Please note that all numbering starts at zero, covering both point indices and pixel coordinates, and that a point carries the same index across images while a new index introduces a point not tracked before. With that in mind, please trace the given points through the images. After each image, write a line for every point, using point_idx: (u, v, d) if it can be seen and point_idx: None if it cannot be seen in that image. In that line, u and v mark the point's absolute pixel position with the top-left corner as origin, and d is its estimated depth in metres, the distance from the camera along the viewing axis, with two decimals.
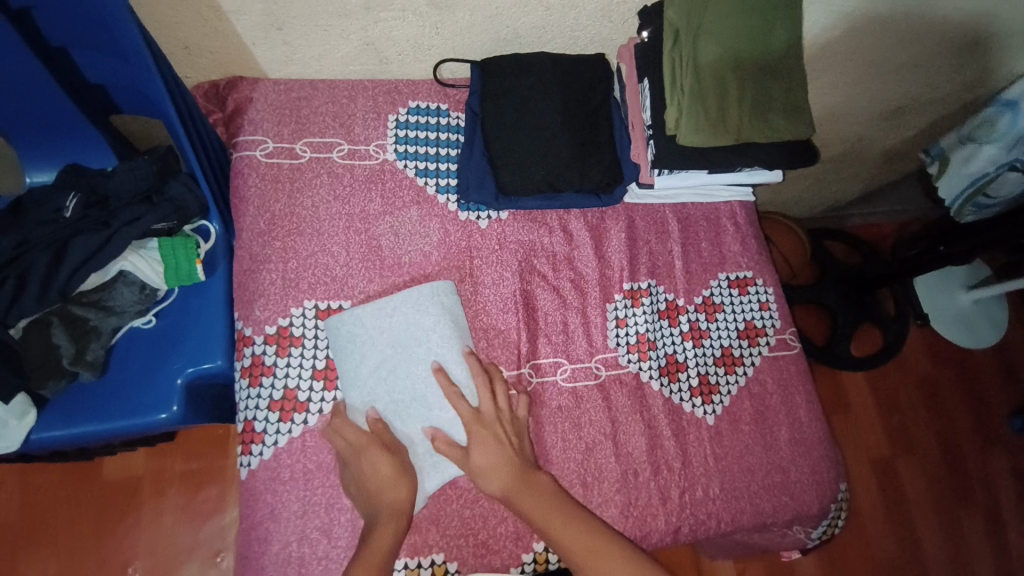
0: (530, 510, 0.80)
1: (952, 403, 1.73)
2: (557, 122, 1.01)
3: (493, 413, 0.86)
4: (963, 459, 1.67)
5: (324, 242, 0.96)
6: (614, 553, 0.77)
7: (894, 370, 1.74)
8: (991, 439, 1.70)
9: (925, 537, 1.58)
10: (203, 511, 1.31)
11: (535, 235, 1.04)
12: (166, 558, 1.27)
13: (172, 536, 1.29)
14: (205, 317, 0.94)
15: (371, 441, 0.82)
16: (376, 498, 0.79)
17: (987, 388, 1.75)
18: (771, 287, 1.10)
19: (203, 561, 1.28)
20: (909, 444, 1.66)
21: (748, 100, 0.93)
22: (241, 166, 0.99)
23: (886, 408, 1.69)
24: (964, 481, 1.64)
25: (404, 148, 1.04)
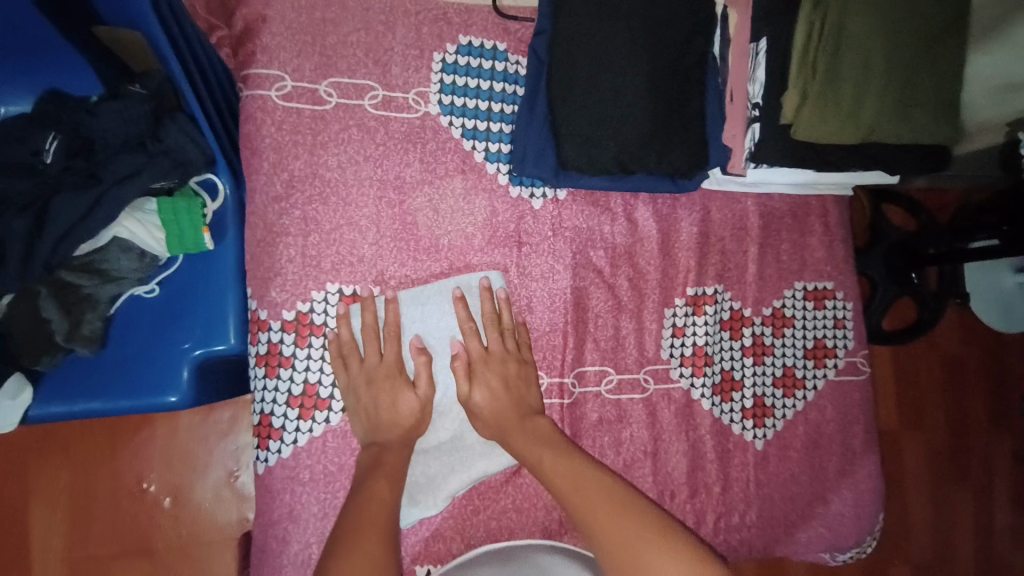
0: (526, 450, 0.76)
1: (971, 386, 1.58)
2: (640, 87, 0.82)
3: (502, 353, 0.81)
4: (967, 440, 1.56)
5: (351, 213, 0.82)
6: (601, 487, 0.70)
7: (924, 349, 1.57)
8: (1001, 421, 1.58)
9: (916, 518, 1.51)
10: (218, 432, 1.14)
11: (594, 221, 0.89)
12: (181, 473, 1.12)
13: (187, 451, 1.13)
14: (213, 287, 0.83)
15: (390, 371, 0.78)
16: (383, 429, 0.77)
17: (1012, 374, 1.60)
18: (851, 302, 0.98)
19: (218, 481, 1.13)
20: (917, 420, 1.54)
21: (892, 91, 0.78)
22: (252, 109, 0.80)
23: (903, 382, 1.55)
24: (964, 462, 1.55)
25: (451, 99, 0.86)
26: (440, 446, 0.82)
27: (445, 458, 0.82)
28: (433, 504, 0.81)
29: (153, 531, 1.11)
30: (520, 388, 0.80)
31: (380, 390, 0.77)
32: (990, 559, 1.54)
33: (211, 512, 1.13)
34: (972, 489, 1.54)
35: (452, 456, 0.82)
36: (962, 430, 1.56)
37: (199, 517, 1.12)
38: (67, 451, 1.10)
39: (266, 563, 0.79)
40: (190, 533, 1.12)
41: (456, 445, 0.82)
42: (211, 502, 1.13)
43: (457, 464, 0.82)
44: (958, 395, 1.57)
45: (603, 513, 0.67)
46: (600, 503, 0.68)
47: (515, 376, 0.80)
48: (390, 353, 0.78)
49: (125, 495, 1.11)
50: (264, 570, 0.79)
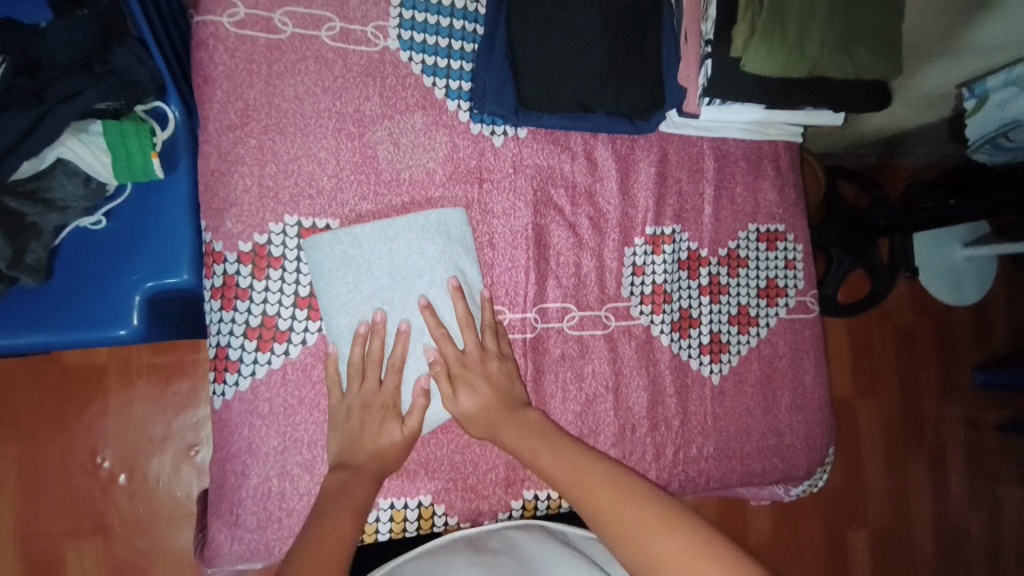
0: (520, 445, 0.76)
1: (921, 350, 1.66)
2: (598, 24, 0.84)
3: (479, 354, 0.80)
4: (919, 405, 1.64)
5: (309, 144, 0.81)
6: (559, 447, 0.75)
7: (875, 315, 1.64)
8: (950, 389, 1.67)
9: (870, 474, 1.59)
10: (176, 404, 1.10)
11: (554, 159, 0.91)
12: (137, 447, 1.09)
13: (143, 425, 1.09)
14: (165, 219, 0.81)
15: (386, 402, 0.78)
16: (361, 457, 0.75)
17: (959, 338, 1.69)
18: (800, 243, 1.02)
19: (176, 454, 1.10)
20: (872, 388, 1.61)
21: (835, 25, 0.80)
22: (204, 36, 0.79)
23: (859, 352, 1.62)
24: (916, 426, 1.63)
25: (410, 35, 0.85)
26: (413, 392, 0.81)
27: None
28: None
29: (108, 508, 1.07)
30: (504, 386, 0.80)
31: (362, 414, 0.76)
32: (937, 510, 1.62)
33: (168, 487, 1.09)
34: (925, 451, 1.63)
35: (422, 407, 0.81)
36: (915, 392, 1.64)
37: (156, 493, 1.09)
38: (14, 427, 1.06)
39: (225, 498, 0.78)
40: (147, 509, 1.08)
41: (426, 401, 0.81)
42: (168, 478, 1.09)
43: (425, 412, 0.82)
44: (910, 361, 1.65)
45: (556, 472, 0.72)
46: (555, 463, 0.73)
47: (497, 376, 0.80)
48: (390, 383, 0.78)
49: (78, 471, 1.06)
50: (223, 505, 0.77)
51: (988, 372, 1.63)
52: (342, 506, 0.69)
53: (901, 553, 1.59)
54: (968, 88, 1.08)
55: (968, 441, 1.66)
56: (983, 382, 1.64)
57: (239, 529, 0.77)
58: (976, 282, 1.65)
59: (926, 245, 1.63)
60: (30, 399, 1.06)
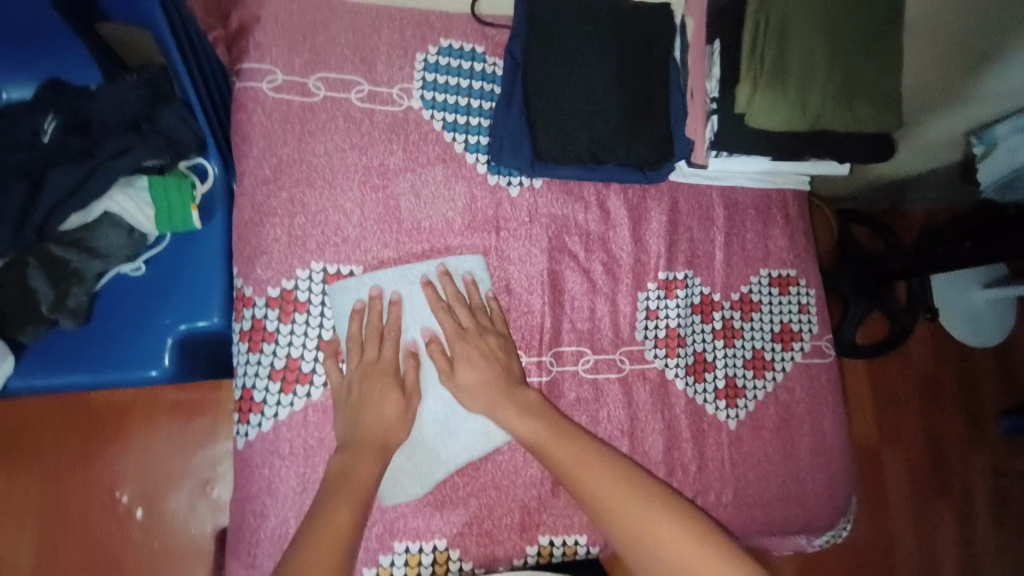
0: (567, 462, 0.75)
1: (945, 394, 1.62)
2: (608, 82, 0.90)
3: (477, 327, 0.83)
4: (945, 452, 1.59)
5: (336, 196, 0.86)
6: (603, 466, 0.74)
7: (897, 358, 1.62)
8: (979, 436, 1.61)
9: (897, 525, 1.53)
10: (195, 440, 1.12)
11: (569, 209, 0.94)
12: (155, 484, 1.10)
13: (163, 462, 1.11)
14: (200, 267, 0.85)
15: (384, 370, 0.79)
16: (366, 434, 0.76)
17: (984, 381, 1.65)
18: (813, 287, 1.03)
19: (193, 491, 1.11)
20: (896, 435, 1.58)
21: (835, 79, 0.84)
22: (244, 99, 0.85)
23: (879, 397, 1.59)
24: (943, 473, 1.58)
25: (432, 95, 0.91)
26: (428, 429, 0.82)
27: (431, 445, 0.82)
28: (417, 489, 0.81)
29: (121, 549, 1.07)
30: (502, 360, 0.83)
31: (362, 385, 0.78)
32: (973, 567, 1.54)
33: (184, 526, 1.10)
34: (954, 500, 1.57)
35: (436, 442, 0.82)
36: (939, 436, 1.59)
37: (170, 532, 1.09)
38: (38, 464, 1.08)
39: (243, 539, 0.78)
40: (160, 549, 1.08)
41: (440, 430, 0.82)
42: (183, 517, 1.10)
43: (440, 452, 0.82)
44: (932, 405, 1.61)
45: (604, 493, 0.72)
46: (605, 485, 0.72)
47: (496, 350, 0.83)
48: (389, 352, 0.80)
49: (93, 509, 1.08)
50: (241, 547, 0.77)
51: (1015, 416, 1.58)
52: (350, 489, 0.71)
53: None
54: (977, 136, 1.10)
55: (1001, 491, 1.59)
56: (1011, 427, 1.59)
57: (254, 573, 0.77)
58: (996, 325, 1.64)
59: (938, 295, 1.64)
60: (50, 439, 1.09)
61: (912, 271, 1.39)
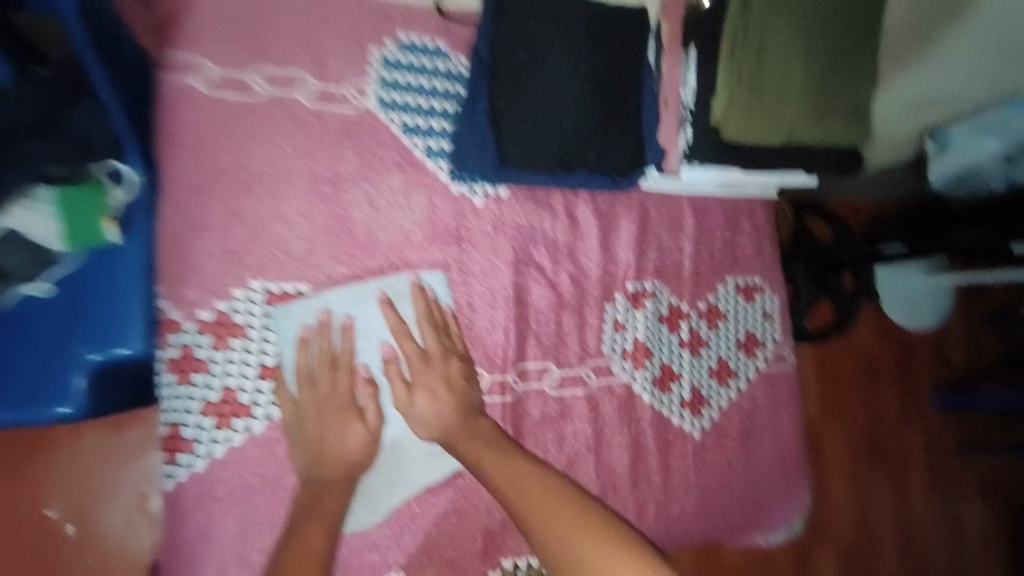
0: (507, 484, 0.70)
1: (887, 381, 1.71)
2: (581, 85, 0.84)
3: (439, 352, 0.80)
4: (884, 433, 1.68)
5: (281, 207, 0.78)
6: (541, 488, 0.69)
7: (842, 347, 1.67)
8: (912, 409, 1.72)
9: (838, 508, 1.60)
10: (127, 452, 0.99)
11: (535, 218, 0.90)
12: (86, 497, 0.97)
13: (91, 474, 0.98)
14: (117, 288, 0.76)
15: (343, 403, 0.75)
16: (325, 469, 0.73)
17: (921, 368, 1.75)
18: (777, 296, 1.04)
19: (128, 505, 0.99)
20: (840, 417, 1.65)
21: (809, 97, 0.84)
22: (170, 92, 0.75)
23: (825, 381, 1.65)
24: (882, 453, 1.66)
25: (389, 96, 0.83)
26: (384, 463, 0.78)
27: (386, 474, 0.78)
28: (373, 517, 0.78)
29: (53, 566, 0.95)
30: (462, 390, 0.79)
31: (323, 422, 0.74)
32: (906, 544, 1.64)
33: (123, 539, 0.98)
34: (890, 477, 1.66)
35: (392, 468, 0.78)
36: (880, 420, 1.68)
37: (108, 549, 0.97)
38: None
39: None
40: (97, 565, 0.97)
41: (396, 456, 0.78)
42: (122, 528, 0.99)
43: (396, 480, 0.78)
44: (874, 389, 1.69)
45: (544, 519, 0.65)
46: (543, 509, 0.66)
47: (457, 377, 0.79)
48: (345, 384, 0.76)
49: None
50: None
51: (948, 394, 1.70)
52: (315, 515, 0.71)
53: None
54: (930, 135, 1.03)
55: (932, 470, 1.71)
56: (943, 403, 1.71)
57: None
58: (934, 308, 1.72)
59: (888, 279, 1.66)
60: None
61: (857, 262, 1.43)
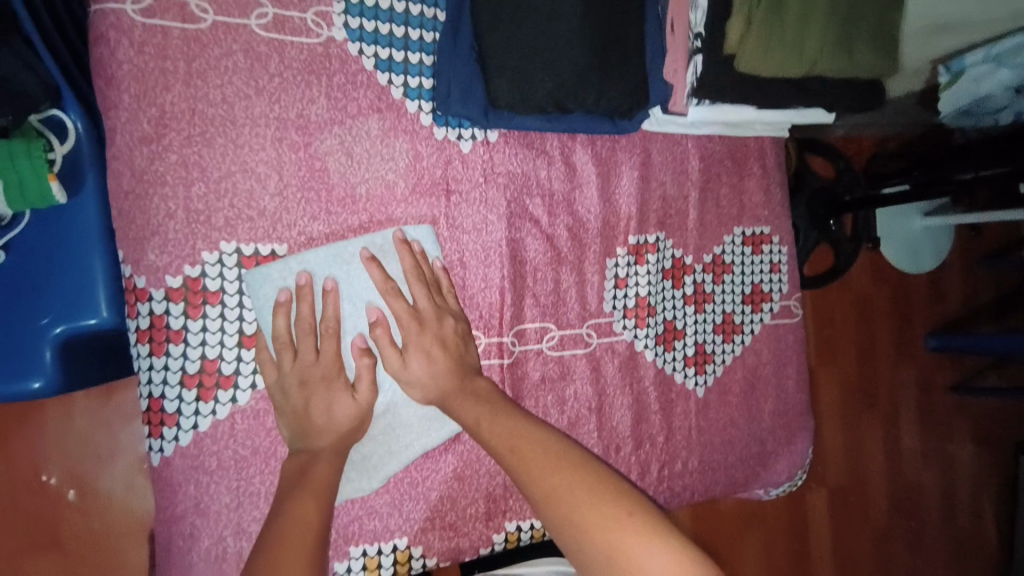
0: (505, 438, 0.66)
1: (882, 326, 1.70)
2: (577, 12, 0.74)
3: (432, 311, 0.73)
4: (878, 379, 1.68)
5: (245, 158, 0.70)
6: (542, 444, 0.65)
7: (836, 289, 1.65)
8: (907, 353, 1.72)
9: (831, 450, 1.62)
10: (121, 415, 1.02)
11: (529, 165, 0.82)
12: (83, 463, 0.99)
13: (87, 440, 1.00)
14: (74, 251, 0.68)
15: (327, 371, 0.68)
16: (314, 437, 0.67)
17: (919, 315, 1.73)
18: (786, 246, 0.98)
19: (127, 468, 1.01)
20: (834, 359, 1.64)
21: (838, 19, 0.72)
22: (102, 26, 0.65)
23: (821, 326, 1.63)
24: (874, 395, 1.67)
25: (359, 23, 0.73)
26: (376, 424, 0.74)
27: (380, 437, 0.74)
28: (369, 484, 0.74)
29: (59, 530, 0.97)
30: (458, 348, 0.74)
31: (307, 391, 0.67)
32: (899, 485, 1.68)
33: (125, 499, 1.01)
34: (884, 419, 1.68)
35: (386, 434, 0.74)
36: (875, 366, 1.68)
37: (111, 510, 1.00)
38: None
39: (173, 564, 0.69)
40: (101, 525, 0.99)
41: (390, 423, 0.74)
42: (122, 490, 1.01)
43: (392, 445, 0.74)
44: (869, 333, 1.68)
45: (544, 474, 0.62)
46: (542, 465, 0.63)
47: (451, 337, 0.73)
48: (329, 351, 0.68)
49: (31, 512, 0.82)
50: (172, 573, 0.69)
51: (940, 337, 1.67)
52: (305, 487, 0.63)
53: (874, 527, 1.63)
54: (944, 64, 1.00)
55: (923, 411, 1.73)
56: (936, 346, 1.68)
57: None
58: (933, 253, 1.69)
59: (885, 227, 1.66)
60: None
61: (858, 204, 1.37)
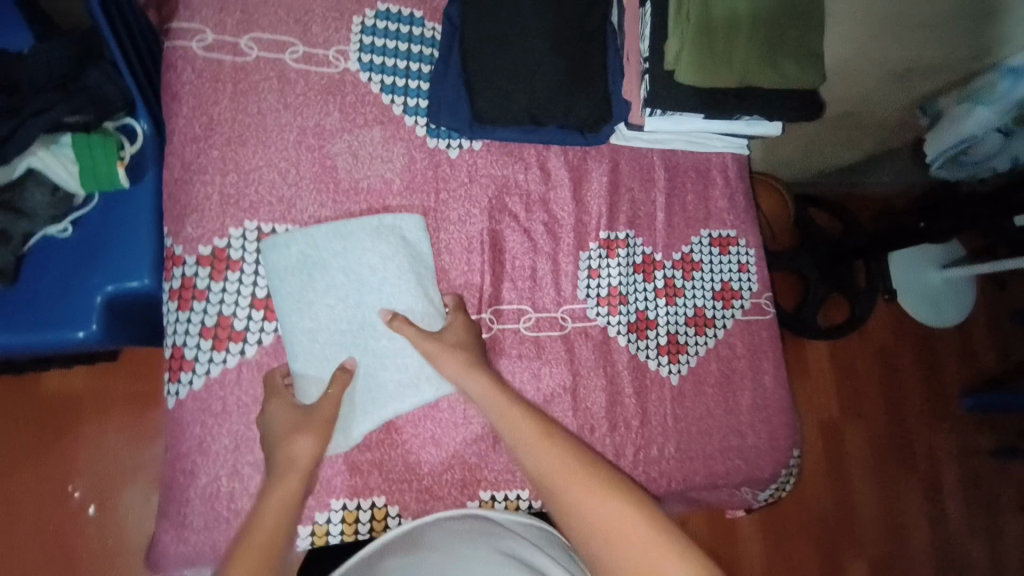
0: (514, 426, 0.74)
1: (907, 373, 1.66)
2: (546, 44, 0.90)
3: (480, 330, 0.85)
4: (911, 436, 1.61)
5: (271, 155, 0.86)
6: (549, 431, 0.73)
7: (856, 339, 1.64)
8: (942, 414, 1.65)
9: (864, 501, 1.55)
10: (148, 434, 1.20)
11: (509, 169, 0.95)
12: (108, 481, 1.17)
13: (115, 458, 1.18)
14: (130, 227, 0.85)
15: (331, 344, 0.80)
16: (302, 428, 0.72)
17: (943, 359, 1.68)
18: (753, 248, 1.06)
19: (146, 487, 1.18)
20: (861, 413, 1.60)
21: (759, 37, 0.86)
22: (174, 58, 0.85)
23: (843, 376, 1.62)
24: (908, 451, 1.61)
25: (370, 58, 0.92)
26: (355, 386, 0.80)
27: (357, 396, 0.80)
28: (340, 443, 0.79)
29: (78, 542, 1.14)
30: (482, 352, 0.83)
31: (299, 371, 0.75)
32: (935, 542, 1.57)
33: (138, 522, 1.17)
34: (922, 480, 1.60)
35: (369, 397, 0.80)
36: (901, 417, 1.62)
37: (124, 531, 1.16)
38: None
39: (175, 499, 0.78)
40: (115, 543, 1.15)
41: (371, 385, 0.80)
42: (137, 513, 1.17)
43: (367, 405, 0.80)
44: (898, 388, 1.64)
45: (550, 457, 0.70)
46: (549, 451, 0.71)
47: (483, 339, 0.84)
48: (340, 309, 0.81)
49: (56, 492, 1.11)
50: (172, 506, 0.77)
51: (976, 395, 1.62)
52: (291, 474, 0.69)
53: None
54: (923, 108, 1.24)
55: (964, 471, 1.63)
56: (973, 405, 1.63)
57: (186, 530, 0.77)
58: (956, 306, 1.68)
59: (901, 270, 1.67)
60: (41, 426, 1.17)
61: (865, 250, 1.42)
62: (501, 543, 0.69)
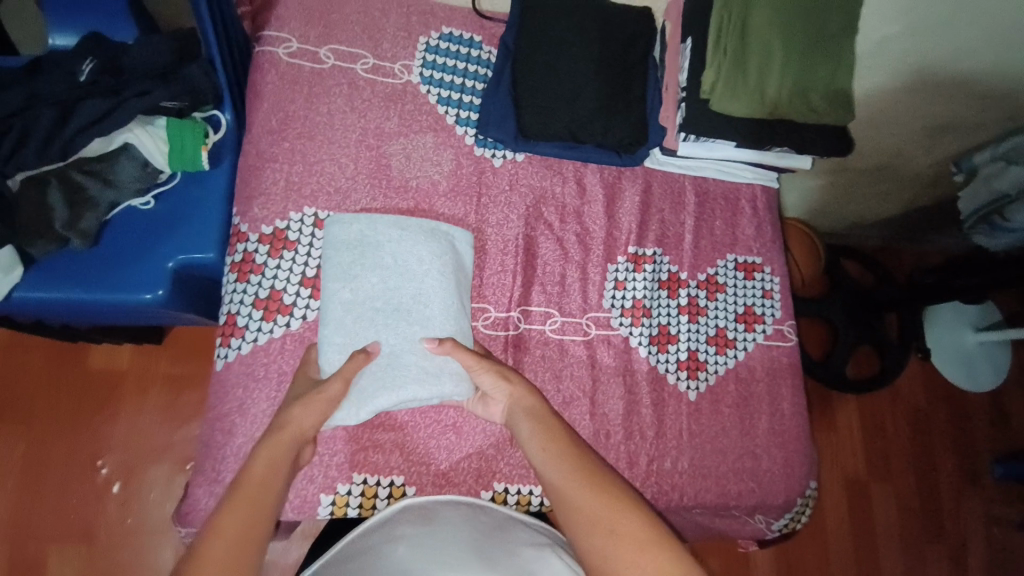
0: (532, 439, 0.77)
1: (938, 430, 1.61)
2: (591, 71, 0.99)
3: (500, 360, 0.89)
4: (940, 500, 1.56)
5: (333, 151, 0.94)
6: (568, 446, 0.76)
7: (885, 395, 1.61)
8: (972, 480, 1.59)
9: (886, 563, 1.49)
10: (179, 416, 1.26)
11: (547, 182, 1.02)
12: (137, 457, 1.22)
13: (146, 435, 1.24)
14: (204, 206, 0.94)
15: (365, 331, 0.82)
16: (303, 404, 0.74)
17: (976, 420, 1.63)
18: (777, 277, 1.09)
19: (172, 466, 1.23)
20: (887, 472, 1.56)
21: (792, 72, 0.92)
22: (261, 61, 0.96)
23: (870, 432, 1.58)
24: (937, 518, 1.54)
25: (430, 73, 1.01)
26: (378, 361, 0.81)
27: (379, 372, 0.80)
28: (352, 416, 0.80)
29: (101, 513, 1.19)
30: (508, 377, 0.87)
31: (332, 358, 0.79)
32: None
33: (160, 499, 1.21)
34: (950, 549, 1.52)
35: (387, 375, 0.80)
36: (932, 478, 1.57)
37: (146, 505, 1.21)
38: (33, 424, 1.21)
39: (211, 455, 0.83)
40: (135, 519, 1.20)
41: (391, 363, 0.81)
42: (158, 492, 1.22)
43: (387, 382, 0.80)
44: (928, 450, 1.59)
45: (564, 473, 0.73)
46: (563, 465, 0.74)
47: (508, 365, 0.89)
48: (376, 288, 0.83)
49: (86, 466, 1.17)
50: (208, 462, 0.82)
51: (1006, 463, 1.55)
52: (282, 441, 0.70)
53: None
54: (957, 165, 1.23)
55: (997, 544, 1.54)
56: (1004, 474, 1.56)
57: (218, 485, 0.82)
58: (991, 370, 1.63)
59: (936, 322, 1.64)
60: (82, 398, 1.24)
61: (897, 301, 1.44)
62: (516, 535, 0.72)
